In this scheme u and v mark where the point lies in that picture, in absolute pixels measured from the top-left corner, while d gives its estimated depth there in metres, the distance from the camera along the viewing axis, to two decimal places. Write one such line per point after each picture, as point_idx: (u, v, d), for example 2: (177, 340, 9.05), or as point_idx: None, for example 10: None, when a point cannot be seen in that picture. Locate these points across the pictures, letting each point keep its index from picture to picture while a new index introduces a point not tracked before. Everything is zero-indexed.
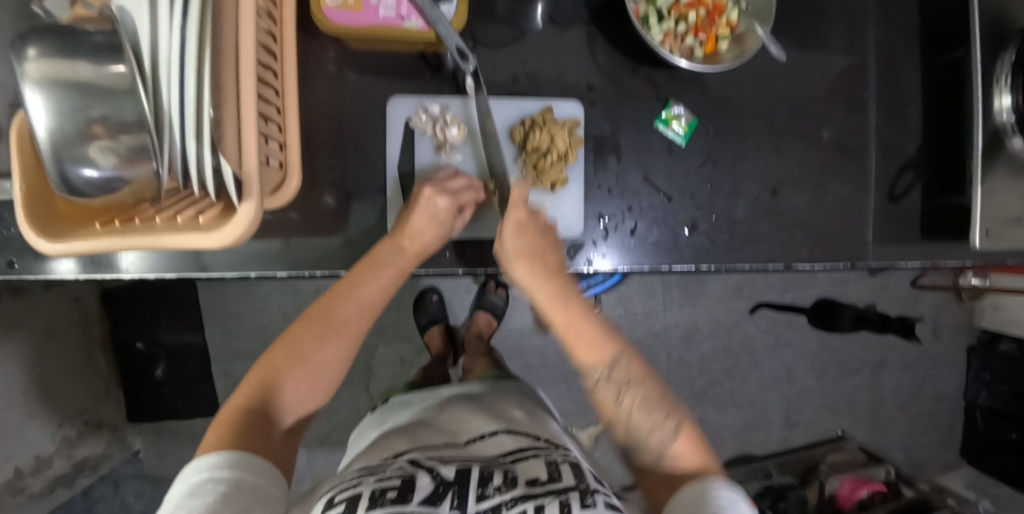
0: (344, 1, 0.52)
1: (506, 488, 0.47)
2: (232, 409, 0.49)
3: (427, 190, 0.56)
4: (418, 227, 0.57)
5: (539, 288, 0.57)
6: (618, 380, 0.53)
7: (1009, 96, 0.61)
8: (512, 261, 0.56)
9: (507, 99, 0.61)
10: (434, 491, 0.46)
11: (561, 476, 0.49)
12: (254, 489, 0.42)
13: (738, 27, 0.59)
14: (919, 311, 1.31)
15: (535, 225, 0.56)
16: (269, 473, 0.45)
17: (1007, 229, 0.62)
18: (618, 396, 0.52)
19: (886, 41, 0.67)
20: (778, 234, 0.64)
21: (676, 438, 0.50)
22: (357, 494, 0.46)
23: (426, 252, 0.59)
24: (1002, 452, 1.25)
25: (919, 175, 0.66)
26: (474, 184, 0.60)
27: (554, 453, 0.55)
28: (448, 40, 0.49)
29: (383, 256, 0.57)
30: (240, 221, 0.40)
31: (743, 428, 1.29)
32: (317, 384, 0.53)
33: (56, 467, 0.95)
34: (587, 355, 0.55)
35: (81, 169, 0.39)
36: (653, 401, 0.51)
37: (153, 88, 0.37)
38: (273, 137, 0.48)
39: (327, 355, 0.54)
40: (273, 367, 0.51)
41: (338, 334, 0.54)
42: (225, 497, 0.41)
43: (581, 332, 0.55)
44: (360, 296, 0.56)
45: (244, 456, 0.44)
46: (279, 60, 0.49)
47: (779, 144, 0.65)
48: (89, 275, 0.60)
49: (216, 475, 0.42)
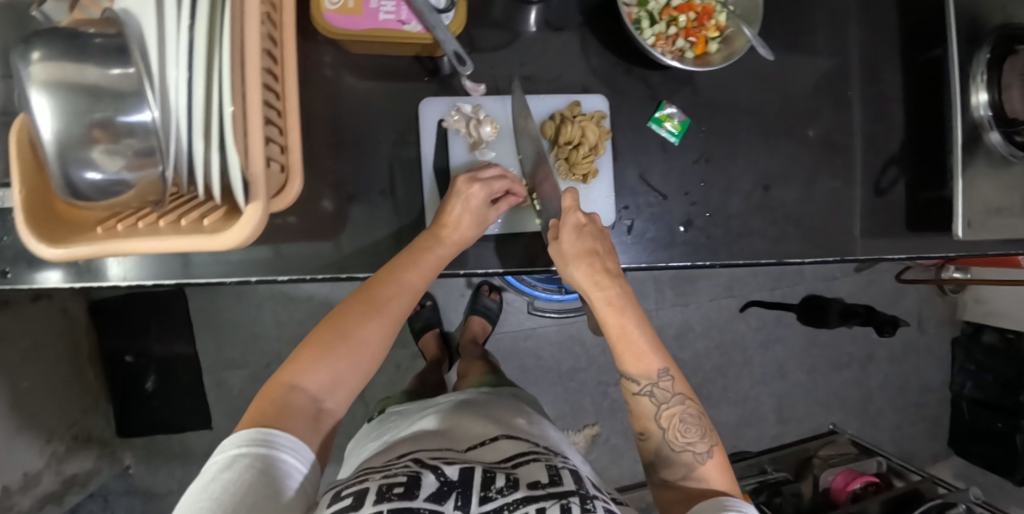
0: (344, 4, 0.52)
1: (509, 490, 0.47)
2: (276, 384, 0.48)
3: (461, 178, 0.58)
4: (455, 215, 0.57)
5: (597, 290, 0.54)
6: (659, 395, 0.53)
7: (985, 93, 0.66)
8: (571, 262, 0.55)
9: (538, 95, 0.63)
10: (438, 489, 0.46)
11: (562, 480, 0.50)
12: (288, 471, 0.42)
13: (726, 29, 0.60)
14: (903, 304, 1.34)
15: (595, 229, 0.56)
16: (304, 456, 0.44)
17: (989, 220, 0.65)
18: (657, 410, 0.53)
19: (868, 41, 0.69)
20: (770, 228, 0.66)
21: (706, 462, 0.52)
22: (364, 488, 0.46)
23: (466, 241, 0.58)
24: (987, 442, 1.29)
25: (903, 170, 0.69)
26: (507, 175, 0.61)
27: (554, 459, 0.56)
28: (447, 44, 0.49)
29: (425, 246, 0.56)
30: (246, 222, 0.41)
31: (736, 425, 1.30)
32: (360, 363, 0.52)
33: (45, 484, 0.93)
34: (633, 365, 0.54)
35: (85, 173, 0.39)
36: (692, 421, 0.53)
37: (160, 88, 0.37)
38: (274, 139, 0.49)
39: (369, 334, 0.52)
40: (315, 347, 0.50)
41: (380, 313, 0.53)
42: (262, 476, 0.40)
43: (630, 343, 0.54)
44: (404, 280, 0.55)
45: (283, 437, 0.43)
46: (279, 64, 0.50)
47: (769, 141, 0.67)
48: (83, 285, 0.59)
49: (252, 453, 0.42)
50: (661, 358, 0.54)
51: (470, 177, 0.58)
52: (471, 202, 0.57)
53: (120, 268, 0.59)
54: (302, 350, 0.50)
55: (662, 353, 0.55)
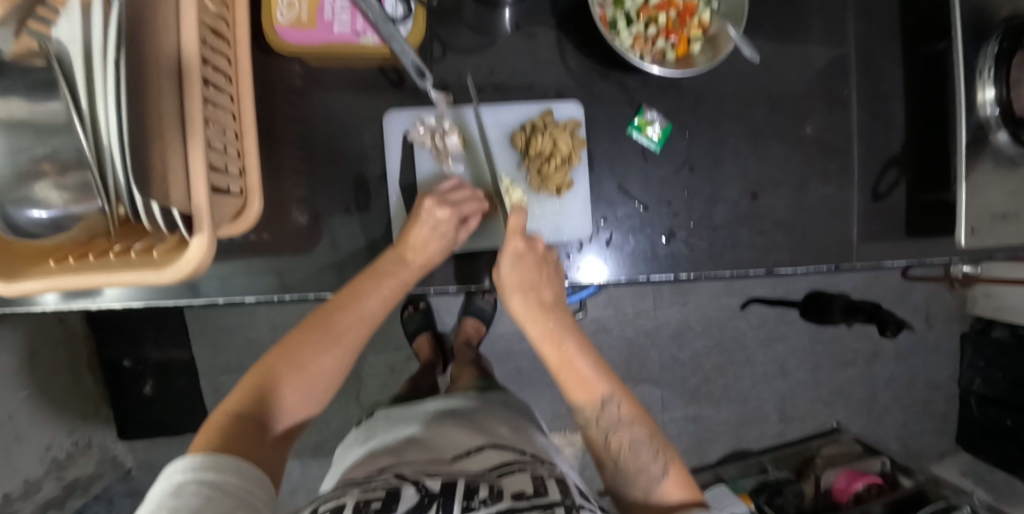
0: (297, 19, 0.51)
1: (492, 500, 0.41)
2: (223, 414, 0.47)
3: (428, 200, 0.55)
4: (420, 238, 0.56)
5: (534, 322, 0.57)
6: (608, 423, 0.52)
7: (992, 88, 0.61)
8: (509, 294, 0.56)
9: (508, 104, 0.61)
10: (419, 500, 0.41)
11: (547, 490, 0.44)
12: (237, 491, 0.41)
13: (710, 27, 0.57)
14: (910, 300, 1.30)
15: (535, 256, 0.56)
16: (254, 476, 0.43)
17: (994, 226, 0.61)
18: (607, 438, 0.52)
19: (866, 34, 0.65)
20: (759, 238, 0.63)
21: (665, 482, 0.49)
22: (340, 505, 0.41)
23: (430, 265, 0.58)
24: (997, 438, 1.26)
25: (903, 172, 0.65)
26: (477, 195, 0.59)
27: (539, 467, 0.49)
28: (402, 55, 0.47)
29: (386, 268, 0.56)
30: (194, 252, 0.39)
31: (738, 423, 1.28)
32: (313, 391, 0.52)
33: (46, 490, 0.93)
34: (578, 394, 0.54)
35: (29, 211, 0.38)
36: (643, 445, 0.50)
37: (91, 124, 0.35)
38: (228, 162, 0.47)
39: (322, 363, 0.53)
40: (267, 375, 0.50)
41: (335, 343, 0.53)
42: (209, 499, 0.38)
43: (573, 371, 0.54)
44: (360, 305, 0.55)
45: (231, 460, 0.42)
46: (234, 84, 0.48)
47: (758, 145, 0.64)
48: (77, 307, 0.58)
49: (200, 477, 0.40)
50: (606, 385, 0.54)
51: (471, 190, 0.59)
52: (441, 228, 0.55)
53: (113, 290, 0.58)
54: (252, 377, 0.50)
55: (609, 379, 0.54)
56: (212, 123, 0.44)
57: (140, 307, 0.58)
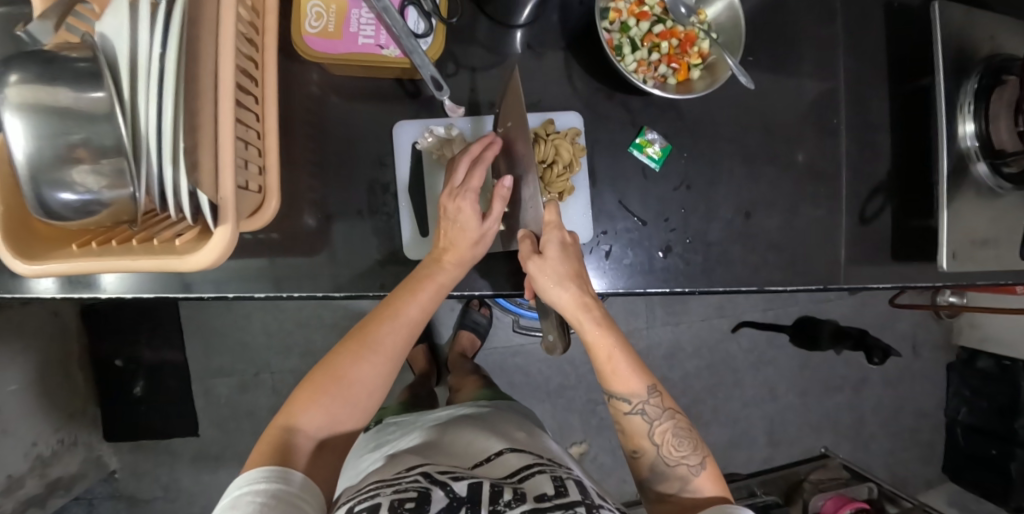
0: (324, 30, 0.55)
1: (516, 503, 0.41)
2: (273, 428, 0.49)
3: (444, 199, 0.57)
4: (445, 237, 0.57)
5: (582, 312, 0.54)
6: (650, 412, 0.55)
7: (971, 123, 0.66)
8: (553, 285, 0.54)
9: None
10: (449, 504, 0.41)
11: (567, 491, 0.44)
12: (292, 499, 0.43)
13: (709, 56, 0.61)
14: (896, 327, 1.33)
15: (576, 250, 0.56)
16: (308, 486, 0.45)
17: (973, 251, 0.64)
18: (650, 427, 0.55)
19: (855, 68, 0.69)
20: (751, 256, 0.66)
21: (700, 473, 0.53)
22: (375, 504, 0.41)
23: (466, 264, 0.58)
24: (981, 468, 1.27)
25: (889, 199, 0.68)
26: (489, 148, 0.58)
27: (559, 470, 0.49)
28: (424, 68, 0.50)
29: (423, 274, 0.57)
30: (218, 242, 0.41)
31: (726, 446, 1.29)
32: (355, 403, 0.52)
33: (28, 487, 0.91)
34: (620, 385, 0.55)
35: (59, 193, 0.40)
36: (683, 435, 0.54)
37: (129, 111, 0.38)
38: (251, 162, 0.50)
39: (364, 373, 0.53)
40: (312, 388, 0.51)
41: (376, 352, 0.53)
42: (265, 507, 0.41)
43: (615, 364, 0.55)
44: (402, 314, 0.55)
45: (284, 470, 0.44)
46: (260, 86, 0.51)
47: (752, 168, 0.67)
48: (77, 297, 0.59)
49: (254, 488, 0.42)
50: (646, 376, 0.55)
51: (467, 157, 0.58)
52: (461, 222, 0.56)
53: (113, 282, 0.59)
54: (298, 391, 0.51)
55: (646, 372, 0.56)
56: (239, 121, 0.47)
57: (144, 298, 0.60)
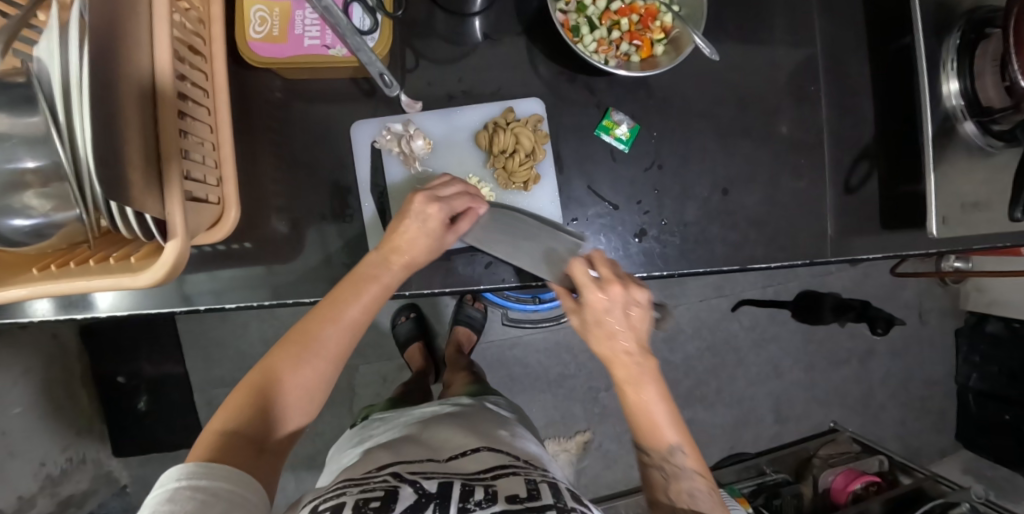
0: (269, 34, 0.54)
1: (486, 504, 0.40)
2: (211, 433, 0.47)
3: (420, 197, 0.55)
4: (408, 238, 0.55)
5: (614, 365, 0.52)
6: (670, 469, 0.51)
7: (956, 80, 0.63)
8: (588, 331, 0.53)
9: (469, 107, 0.63)
10: (416, 501, 0.41)
11: (540, 494, 0.43)
12: (231, 496, 0.41)
13: (672, 30, 0.59)
14: (900, 296, 1.30)
15: (621, 308, 0.50)
16: (247, 482, 0.43)
17: (966, 215, 0.62)
18: (668, 484, 0.51)
19: (829, 32, 0.67)
20: (732, 234, 0.64)
21: None
22: (339, 504, 0.41)
23: (414, 266, 0.56)
24: (995, 434, 1.25)
25: (874, 166, 0.66)
26: (467, 192, 0.58)
27: (534, 472, 0.49)
28: (371, 65, 0.50)
29: (368, 272, 0.54)
30: (166, 259, 0.40)
31: (733, 426, 1.28)
32: (298, 404, 0.51)
33: (41, 506, 0.93)
34: (647, 438, 0.52)
35: (11, 219, 0.40)
36: (702, 498, 0.51)
37: (68, 137, 0.36)
38: (206, 177, 0.49)
39: (304, 378, 0.51)
40: (250, 392, 0.49)
41: (316, 355, 0.51)
42: (203, 504, 0.39)
43: (648, 417, 0.51)
44: (343, 315, 0.52)
45: (223, 467, 0.43)
46: (212, 97, 0.50)
47: (726, 143, 0.65)
48: (70, 317, 0.59)
49: (194, 483, 0.41)
50: (677, 432, 0.52)
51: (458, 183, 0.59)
52: (429, 224, 0.55)
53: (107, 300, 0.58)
54: (234, 394, 0.49)
55: (681, 427, 0.52)
56: (189, 135, 0.46)
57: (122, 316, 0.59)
